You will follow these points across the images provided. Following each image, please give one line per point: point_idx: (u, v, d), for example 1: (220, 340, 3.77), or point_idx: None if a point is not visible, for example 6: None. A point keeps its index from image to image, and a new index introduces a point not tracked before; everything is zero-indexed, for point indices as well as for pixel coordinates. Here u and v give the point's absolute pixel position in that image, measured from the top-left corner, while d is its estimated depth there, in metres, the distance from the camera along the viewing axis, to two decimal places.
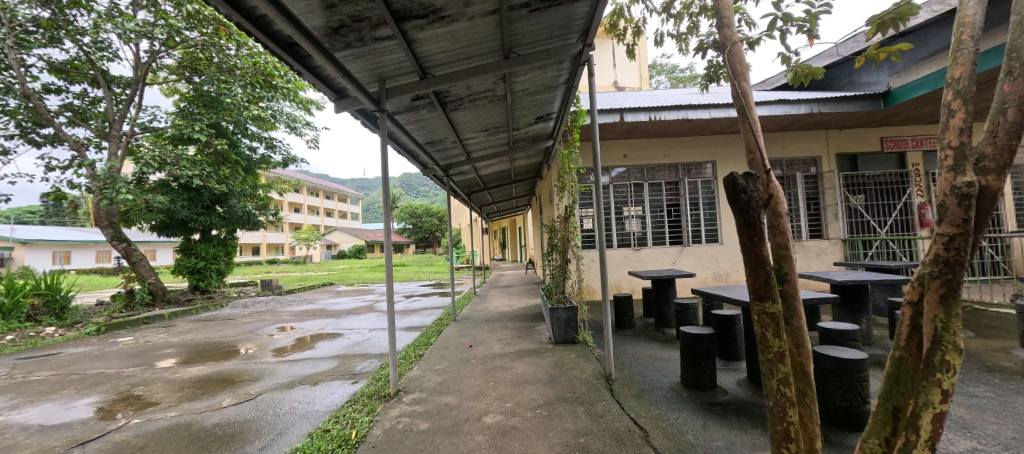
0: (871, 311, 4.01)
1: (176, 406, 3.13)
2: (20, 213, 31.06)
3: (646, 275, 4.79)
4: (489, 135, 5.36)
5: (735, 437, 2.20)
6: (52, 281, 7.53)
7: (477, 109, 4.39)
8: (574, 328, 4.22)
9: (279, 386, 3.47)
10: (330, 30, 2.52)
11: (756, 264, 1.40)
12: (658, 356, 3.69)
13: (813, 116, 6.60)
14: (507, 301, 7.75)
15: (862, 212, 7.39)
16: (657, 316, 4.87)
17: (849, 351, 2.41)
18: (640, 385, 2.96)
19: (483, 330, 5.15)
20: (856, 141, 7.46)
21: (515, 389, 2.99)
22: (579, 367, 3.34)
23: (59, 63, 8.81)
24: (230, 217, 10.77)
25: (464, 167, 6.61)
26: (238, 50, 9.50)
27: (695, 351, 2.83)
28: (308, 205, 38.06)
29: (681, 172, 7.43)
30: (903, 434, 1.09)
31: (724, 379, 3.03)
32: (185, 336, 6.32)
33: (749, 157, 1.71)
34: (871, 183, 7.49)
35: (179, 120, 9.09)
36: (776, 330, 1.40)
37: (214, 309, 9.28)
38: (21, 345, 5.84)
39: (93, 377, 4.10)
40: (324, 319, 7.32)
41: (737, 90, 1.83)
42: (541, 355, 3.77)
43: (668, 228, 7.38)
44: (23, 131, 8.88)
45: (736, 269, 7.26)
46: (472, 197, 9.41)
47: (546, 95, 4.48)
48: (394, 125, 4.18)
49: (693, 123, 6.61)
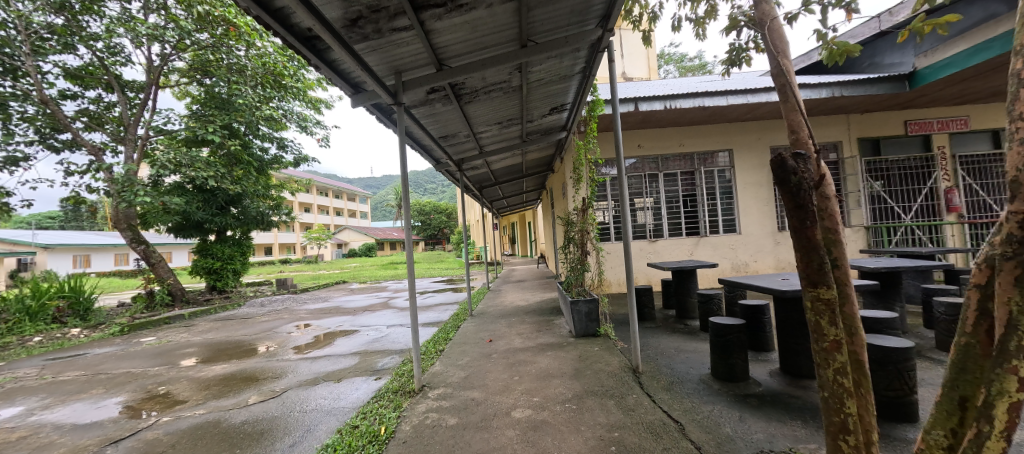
0: (903, 299, 3.88)
1: (204, 403, 3.14)
2: (40, 219, 31.93)
3: (666, 266, 4.69)
4: (501, 128, 5.30)
5: (775, 430, 2.13)
6: (75, 283, 7.65)
7: (491, 101, 4.34)
8: (595, 321, 4.14)
9: (302, 383, 3.47)
10: (348, 22, 2.48)
11: (810, 247, 1.40)
12: (683, 347, 3.61)
13: (835, 101, 6.41)
14: (522, 295, 7.71)
15: (885, 198, 7.18)
16: (678, 308, 4.77)
17: (893, 338, 2.27)
18: (669, 378, 2.89)
19: (501, 325, 5.11)
20: (878, 125, 7.23)
21: (540, 383, 2.94)
22: (604, 360, 3.28)
23: (74, 70, 9.03)
24: (245, 218, 10.93)
25: (477, 162, 6.56)
26: (247, 51, 9.51)
27: (726, 342, 2.74)
28: (319, 205, 38.51)
29: (696, 161, 7.28)
30: (975, 425, 0.99)
31: (755, 371, 2.93)
32: (206, 335, 6.41)
33: (792, 138, 1.70)
34: (894, 168, 7.27)
35: (193, 122, 9.13)
36: (832, 316, 1.36)
37: (231, 308, 9.42)
38: (48, 346, 5.95)
39: (120, 376, 4.16)
40: (340, 316, 7.36)
41: (781, 67, 1.75)
42: (563, 349, 3.72)
43: (683, 219, 7.27)
44: (42, 138, 9.06)
45: (755, 259, 7.12)
46: (483, 191, 9.38)
47: (560, 86, 4.42)
48: (410, 120, 4.15)
49: (710, 110, 6.46)
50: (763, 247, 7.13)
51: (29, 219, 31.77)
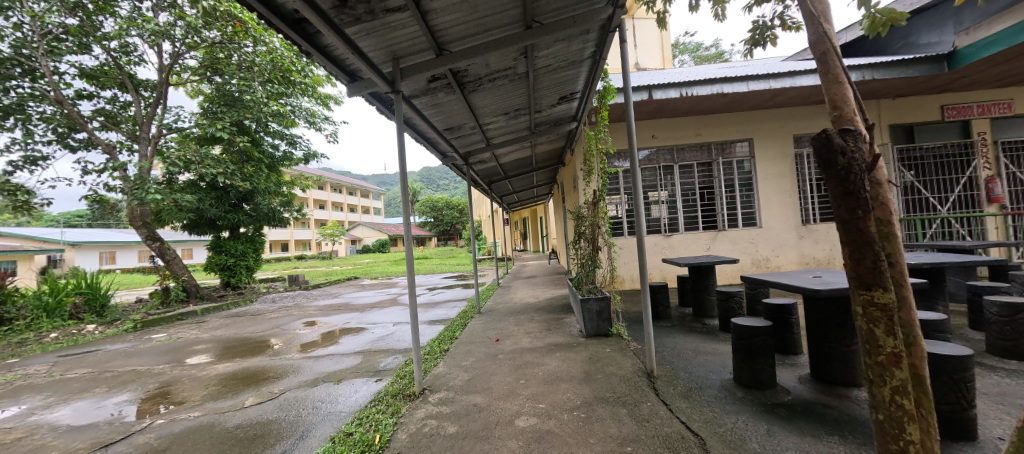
0: (947, 298, 3.58)
1: (201, 405, 3.05)
2: (68, 218, 33.11)
3: (682, 262, 4.43)
4: (509, 119, 5.09)
5: (809, 446, 1.90)
6: (92, 280, 7.77)
7: (497, 90, 4.14)
8: (606, 320, 3.92)
9: (302, 384, 3.37)
10: (337, 2, 2.30)
11: (860, 241, 1.18)
12: (702, 349, 3.38)
13: (865, 84, 6.00)
14: (532, 292, 7.52)
15: (919, 188, 6.74)
16: (695, 306, 4.52)
17: (946, 345, 2.01)
18: (687, 383, 2.67)
19: (509, 323, 4.94)
20: (912, 110, 6.76)
21: (548, 387, 2.76)
22: (616, 363, 3.07)
23: (90, 70, 9.17)
24: (257, 215, 11.01)
25: (484, 155, 6.36)
26: (255, 47, 9.49)
27: (751, 345, 2.50)
28: (333, 201, 38.96)
29: (714, 151, 6.95)
30: None
31: (782, 377, 2.68)
32: (216, 332, 6.42)
33: (834, 115, 1.49)
34: (929, 156, 6.81)
35: (203, 120, 9.09)
36: (889, 326, 1.14)
37: (243, 304, 9.48)
38: (63, 342, 6.03)
39: (125, 374, 4.13)
40: (348, 313, 7.31)
41: (821, 32, 1.52)
42: (573, 349, 3.53)
43: (700, 212, 6.96)
44: (60, 137, 9.22)
45: (777, 254, 6.77)
46: (492, 186, 9.21)
47: (570, 72, 4.19)
48: (411, 111, 3.98)
49: (729, 97, 6.12)
50: (786, 242, 6.77)
51: (58, 217, 32.96)
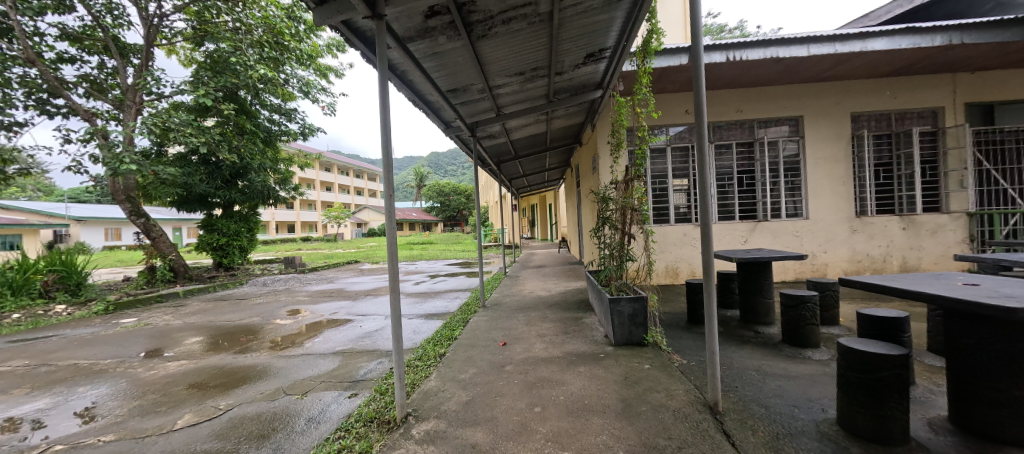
0: None
1: (120, 425, 2.36)
2: (76, 192, 32.90)
3: (733, 257, 3.61)
4: (524, 81, 4.26)
5: None
6: (67, 256, 7.18)
7: (511, 37, 3.33)
8: (641, 325, 3.17)
9: (258, 397, 2.66)
10: None
11: None
12: (771, 370, 2.61)
13: (948, 52, 5.06)
14: (542, 284, 6.77)
15: (997, 178, 5.81)
16: (743, 310, 3.72)
17: None
18: (771, 427, 1.91)
19: (518, 322, 4.20)
20: (995, 85, 5.78)
21: (573, 421, 2.02)
22: (663, 388, 2.31)
23: (72, 31, 8.47)
24: (251, 192, 10.33)
25: (493, 128, 5.53)
26: (247, 9, 8.77)
27: (875, 383, 1.72)
28: (339, 184, 38.34)
29: (757, 130, 6.06)
30: None
31: (907, 423, 1.91)
32: (190, 318, 5.75)
33: None
34: (1011, 141, 5.84)
35: (187, 86, 8.27)
36: None
37: (232, 287, 8.85)
38: (23, 325, 5.45)
39: (61, 370, 3.48)
40: (339, 301, 6.62)
41: None
42: (601, 363, 2.78)
43: (738, 199, 6.10)
44: (37, 103, 8.53)
45: (826, 249, 5.92)
46: (501, 168, 8.41)
47: (603, 17, 3.34)
48: (405, 58, 3.20)
49: (784, 64, 5.21)
50: (837, 235, 5.91)
51: (64, 192, 32.73)
